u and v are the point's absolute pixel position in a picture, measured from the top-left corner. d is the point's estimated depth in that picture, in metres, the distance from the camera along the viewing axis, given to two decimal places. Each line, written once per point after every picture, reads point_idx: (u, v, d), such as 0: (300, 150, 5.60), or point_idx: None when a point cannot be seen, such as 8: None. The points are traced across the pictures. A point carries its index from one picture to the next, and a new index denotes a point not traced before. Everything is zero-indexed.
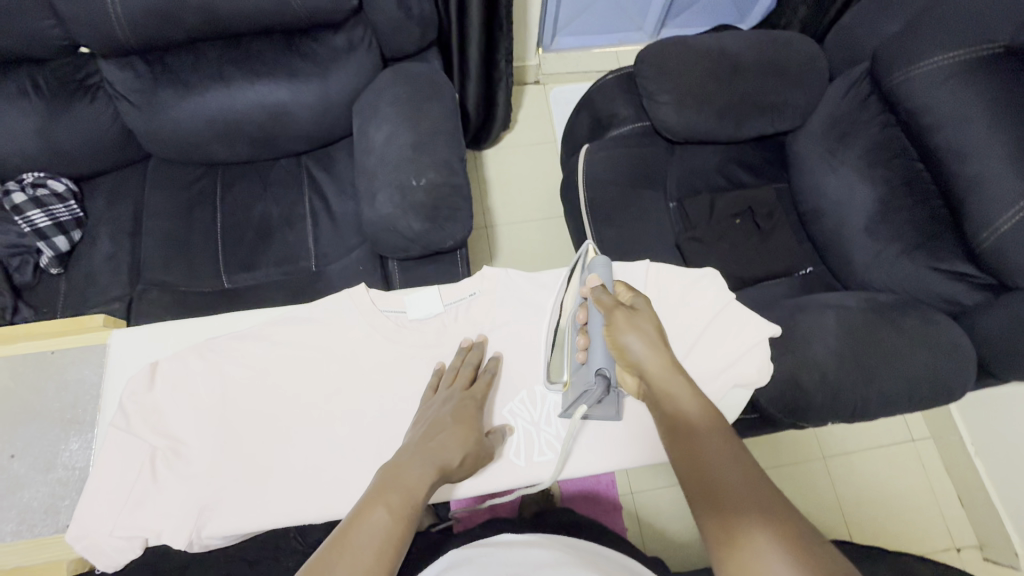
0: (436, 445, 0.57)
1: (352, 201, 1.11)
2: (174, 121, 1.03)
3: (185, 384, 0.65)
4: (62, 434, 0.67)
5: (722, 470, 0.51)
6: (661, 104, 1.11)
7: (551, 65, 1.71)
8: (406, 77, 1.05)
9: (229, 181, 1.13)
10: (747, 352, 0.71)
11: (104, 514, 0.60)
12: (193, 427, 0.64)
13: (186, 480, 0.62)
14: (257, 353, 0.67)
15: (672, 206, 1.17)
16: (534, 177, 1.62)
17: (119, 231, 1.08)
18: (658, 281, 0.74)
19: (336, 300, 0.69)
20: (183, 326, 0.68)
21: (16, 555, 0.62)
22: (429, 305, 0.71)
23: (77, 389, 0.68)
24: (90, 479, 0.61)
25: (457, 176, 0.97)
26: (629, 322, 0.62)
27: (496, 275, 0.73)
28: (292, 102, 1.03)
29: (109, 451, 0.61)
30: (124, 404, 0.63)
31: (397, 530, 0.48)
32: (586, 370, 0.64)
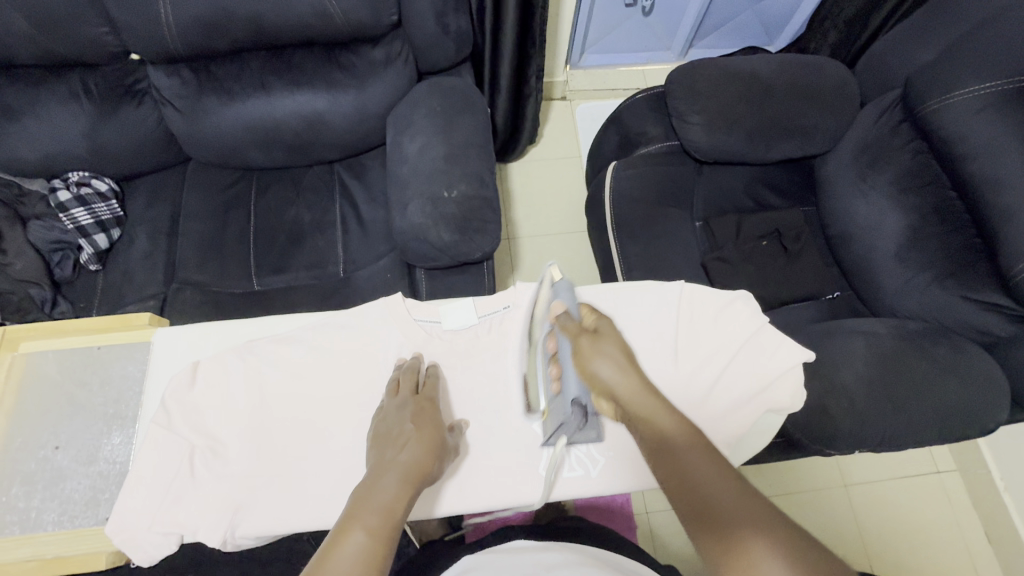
0: (401, 456, 0.57)
1: (381, 210, 1.13)
2: (216, 127, 1.06)
3: (224, 384, 0.66)
4: (104, 429, 0.69)
5: (705, 484, 0.51)
6: (690, 123, 1.12)
7: (578, 82, 1.73)
8: (441, 91, 1.07)
9: (263, 187, 1.16)
10: (780, 376, 0.70)
11: (143, 509, 0.61)
12: (230, 427, 0.65)
13: (222, 479, 0.63)
14: (293, 357, 0.68)
15: (698, 225, 1.17)
16: (558, 192, 1.63)
17: (157, 231, 1.12)
18: (690, 301, 0.74)
19: (373, 308, 0.70)
20: (224, 328, 0.70)
21: (57, 545, 0.64)
22: (463, 316, 0.72)
23: (120, 384, 0.70)
24: (130, 474, 0.62)
25: (487, 189, 0.98)
26: (592, 349, 0.60)
27: (529, 289, 0.73)
28: (328, 111, 1.06)
29: (150, 447, 0.63)
30: (166, 401, 0.65)
31: (376, 550, 0.49)
32: (561, 401, 0.63)
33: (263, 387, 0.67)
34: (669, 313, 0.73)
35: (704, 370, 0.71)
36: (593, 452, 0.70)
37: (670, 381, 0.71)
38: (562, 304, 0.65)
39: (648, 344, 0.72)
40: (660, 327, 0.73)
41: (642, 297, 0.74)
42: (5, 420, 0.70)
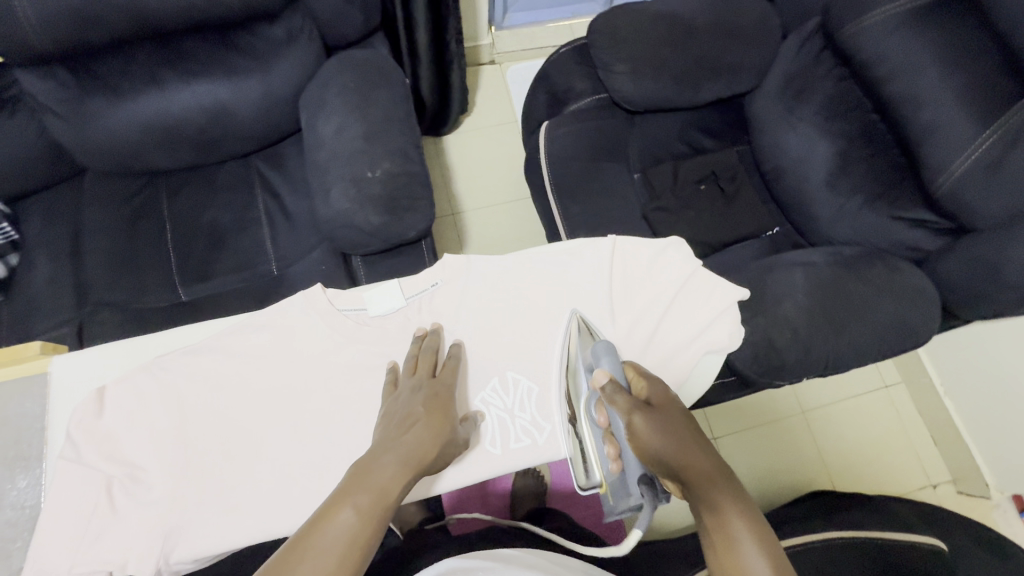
0: (406, 437, 0.54)
1: (306, 199, 1.06)
2: (108, 131, 0.97)
3: (135, 408, 0.62)
4: (5, 474, 0.63)
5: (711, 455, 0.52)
6: (616, 74, 1.09)
7: (505, 44, 1.67)
8: (352, 66, 1.00)
9: (175, 190, 1.08)
10: (717, 319, 0.71)
11: (62, 550, 0.57)
12: (149, 450, 0.61)
13: (147, 506, 0.59)
14: (209, 367, 0.64)
15: (636, 176, 1.16)
16: (497, 161, 1.59)
17: (61, 251, 1.03)
18: (623, 253, 0.72)
19: (289, 302, 0.66)
20: (126, 346, 0.65)
21: None
22: (390, 300, 0.67)
23: (17, 424, 0.63)
24: (43, 516, 0.58)
25: (413, 164, 0.94)
26: (644, 427, 0.54)
27: (457, 262, 0.70)
28: (232, 100, 0.98)
29: (61, 485, 0.58)
30: (72, 433, 0.60)
31: (365, 530, 0.47)
32: (624, 480, 0.58)
33: (183, 402, 0.63)
34: (603, 268, 0.71)
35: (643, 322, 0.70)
36: (537, 420, 0.69)
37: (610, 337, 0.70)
38: (606, 371, 0.60)
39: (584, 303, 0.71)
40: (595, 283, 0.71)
41: (574, 255, 0.72)
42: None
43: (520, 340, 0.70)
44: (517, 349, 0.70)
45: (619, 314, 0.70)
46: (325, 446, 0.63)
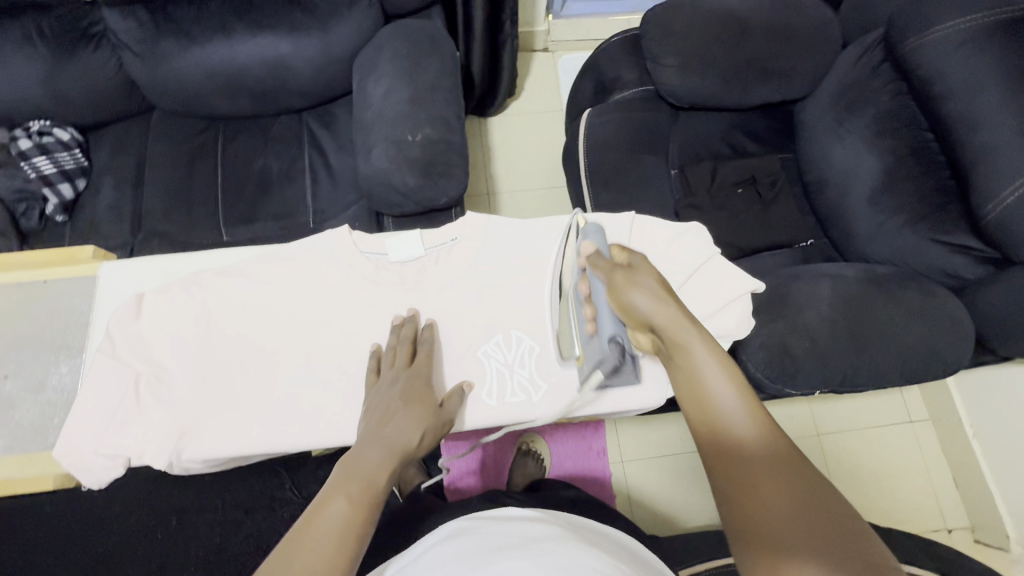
0: (388, 429, 0.58)
1: (350, 158, 1.11)
2: (176, 73, 1.03)
3: (167, 315, 0.67)
4: (52, 358, 0.72)
5: (753, 453, 0.50)
6: (665, 67, 1.08)
7: (560, 32, 1.68)
8: (407, 34, 1.04)
9: (230, 136, 1.14)
10: (727, 306, 0.71)
11: (91, 432, 0.63)
12: (176, 355, 0.66)
13: (167, 405, 0.64)
14: (238, 288, 0.68)
15: (673, 172, 1.15)
16: (539, 146, 1.60)
17: (122, 181, 1.10)
18: (641, 231, 0.74)
19: (318, 239, 0.70)
20: (168, 260, 0.71)
21: (9, 468, 0.67)
22: (410, 249, 0.71)
23: (67, 317, 0.72)
24: (78, 399, 0.64)
25: (453, 133, 0.97)
26: (631, 278, 0.59)
27: (478, 221, 0.73)
28: (291, 55, 1.03)
29: (96, 374, 0.64)
30: (111, 330, 0.66)
31: (354, 515, 0.51)
32: (598, 341, 0.62)
33: (208, 317, 0.67)
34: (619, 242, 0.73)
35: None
36: (536, 378, 0.71)
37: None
38: (591, 243, 0.65)
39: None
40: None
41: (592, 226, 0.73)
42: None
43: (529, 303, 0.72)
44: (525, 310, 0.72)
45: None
46: (333, 374, 0.67)
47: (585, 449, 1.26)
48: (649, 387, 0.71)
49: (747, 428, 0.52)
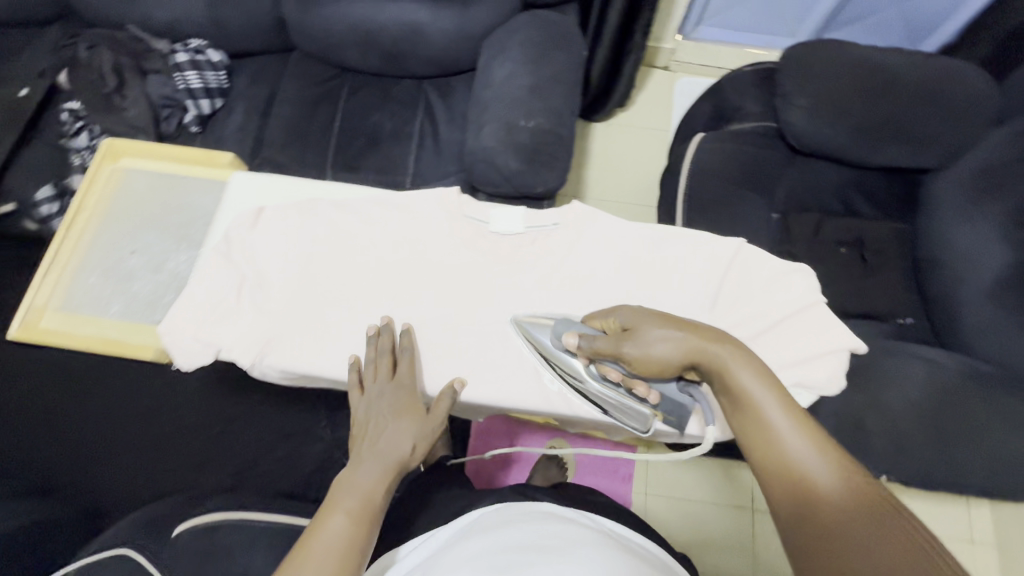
0: (382, 440, 0.61)
1: (458, 131, 1.15)
2: (323, 20, 1.10)
3: (280, 231, 0.72)
4: (173, 246, 0.82)
5: (796, 454, 0.49)
6: (794, 106, 1.04)
7: (685, 54, 1.66)
8: (541, 24, 1.06)
9: (354, 88, 1.21)
10: (819, 356, 0.67)
11: (191, 319, 0.68)
12: (277, 269, 0.71)
13: (261, 312, 0.69)
14: (347, 223, 0.73)
15: (774, 217, 1.10)
16: (635, 162, 1.59)
17: (253, 108, 1.19)
18: (745, 259, 0.71)
19: (429, 196, 0.74)
20: (292, 183, 0.76)
21: (115, 329, 0.78)
22: (511, 223, 0.73)
23: (194, 212, 0.83)
24: (188, 286, 0.70)
25: (564, 127, 0.98)
26: (641, 343, 0.58)
27: (582, 212, 0.73)
28: (429, 23, 1.07)
29: (210, 268, 0.70)
30: (230, 232, 0.72)
31: (354, 531, 0.53)
32: (669, 392, 0.63)
33: (315, 241, 0.72)
34: (718, 265, 0.71)
35: (740, 330, 0.68)
36: None
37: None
38: (573, 331, 0.64)
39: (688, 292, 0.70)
40: (705, 277, 0.70)
41: (693, 243, 0.72)
42: (95, 217, 0.84)
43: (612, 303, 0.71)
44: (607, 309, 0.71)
45: (719, 313, 0.69)
46: (414, 321, 0.70)
47: (612, 471, 1.25)
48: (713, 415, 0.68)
49: (790, 425, 0.51)
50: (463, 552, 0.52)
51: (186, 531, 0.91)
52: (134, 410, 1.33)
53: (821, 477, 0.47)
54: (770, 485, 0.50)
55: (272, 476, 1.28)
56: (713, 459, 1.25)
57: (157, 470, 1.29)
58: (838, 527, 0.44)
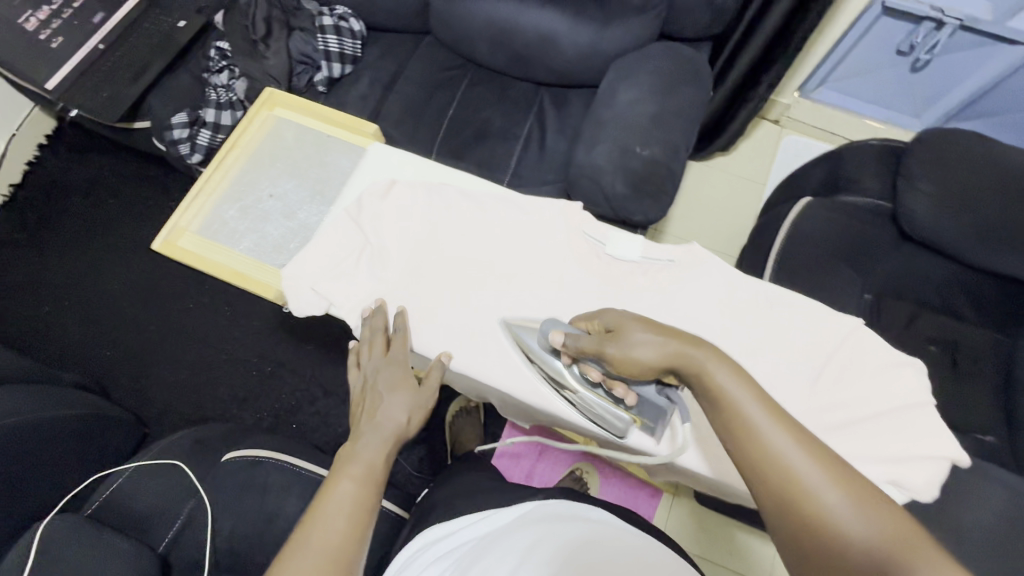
0: (384, 417, 0.67)
1: (566, 143, 1.17)
2: (465, 11, 1.14)
3: (407, 207, 0.75)
4: (308, 199, 0.85)
5: (781, 451, 0.49)
6: (916, 190, 0.99)
7: (800, 111, 1.64)
8: (674, 57, 1.07)
9: (475, 81, 1.24)
10: (919, 461, 0.59)
11: (312, 269, 0.73)
12: (397, 242, 0.74)
13: (375, 280, 0.73)
14: (471, 214, 0.76)
15: (866, 297, 1.05)
16: (722, 209, 1.58)
17: (377, 81, 1.25)
18: (859, 343, 0.65)
19: (556, 207, 0.75)
20: (426, 164, 0.80)
21: (244, 264, 0.81)
22: (627, 250, 0.72)
23: (333, 170, 0.86)
24: (315, 239, 0.74)
25: (677, 162, 0.98)
26: (624, 345, 0.58)
27: (701, 255, 0.70)
28: (564, 35, 1.09)
29: (338, 226, 0.75)
30: (362, 197, 0.75)
31: (360, 494, 0.60)
32: (648, 395, 0.64)
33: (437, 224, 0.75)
34: (828, 342, 0.65)
35: (841, 416, 0.61)
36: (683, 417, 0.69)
37: (799, 407, 0.63)
38: (559, 331, 0.63)
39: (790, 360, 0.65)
40: (812, 350, 0.65)
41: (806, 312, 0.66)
42: (242, 155, 0.88)
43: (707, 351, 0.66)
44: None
45: (820, 392, 0.63)
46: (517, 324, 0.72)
47: (632, 499, 1.28)
48: (716, 458, 0.67)
49: (769, 420, 0.51)
50: (506, 542, 0.65)
51: (232, 460, 0.94)
52: (201, 333, 1.41)
53: (810, 471, 0.48)
54: (760, 484, 0.50)
55: (309, 428, 1.33)
56: (732, 522, 1.26)
57: (209, 394, 1.36)
58: (837, 519, 0.46)
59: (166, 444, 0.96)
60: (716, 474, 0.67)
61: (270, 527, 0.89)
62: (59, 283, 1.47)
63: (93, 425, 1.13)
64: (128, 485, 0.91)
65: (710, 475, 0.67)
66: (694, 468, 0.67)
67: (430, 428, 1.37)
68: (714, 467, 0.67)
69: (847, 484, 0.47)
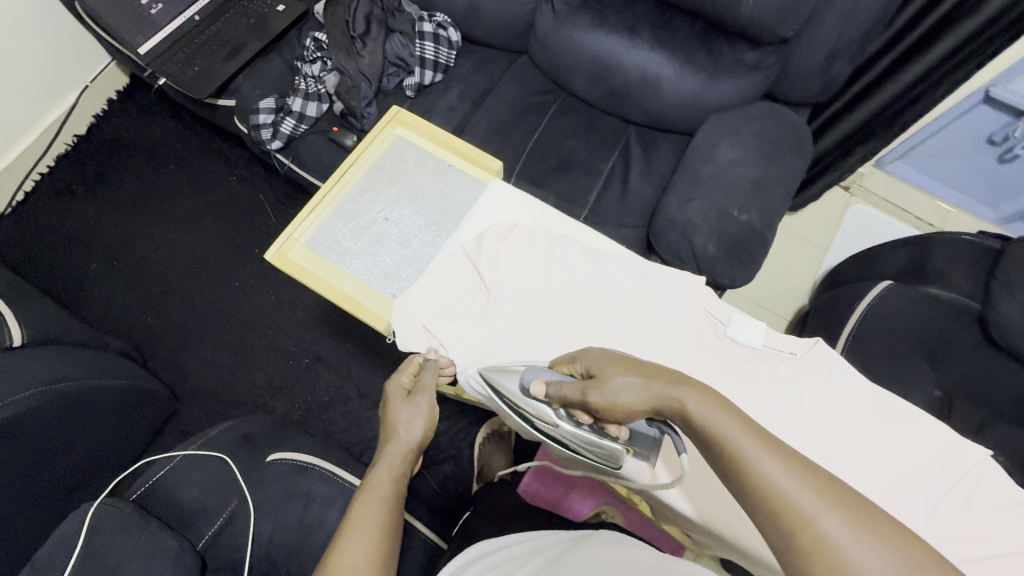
0: (400, 436, 0.69)
1: (649, 188, 1.15)
2: (570, 40, 1.12)
3: (524, 253, 0.79)
4: (426, 229, 0.85)
5: (770, 473, 0.44)
6: (1013, 299, 0.95)
7: (870, 181, 1.62)
8: (780, 120, 1.05)
9: (564, 109, 1.22)
10: None
11: (424, 308, 0.77)
12: (510, 289, 0.77)
13: (485, 323, 0.76)
14: (588, 270, 0.78)
15: (936, 394, 1.01)
16: (781, 270, 1.55)
17: (466, 95, 1.23)
18: (983, 474, 0.64)
19: (679, 280, 0.77)
20: (548, 214, 0.83)
21: (356, 289, 0.81)
22: (750, 335, 0.73)
23: (452, 200, 0.87)
24: (430, 273, 0.79)
25: (771, 230, 0.96)
26: (605, 392, 0.55)
27: (829, 353, 0.71)
28: (668, 80, 1.08)
29: (456, 265, 0.79)
30: (483, 238, 0.79)
31: (384, 518, 0.61)
32: (638, 429, 0.65)
33: (551, 277, 0.78)
34: (949, 467, 0.65)
35: (970, 550, 0.59)
36: None
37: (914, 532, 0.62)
38: (540, 383, 0.61)
39: (907, 478, 0.65)
40: (931, 473, 0.65)
41: (933, 432, 0.66)
42: (362, 170, 0.89)
43: (821, 450, 0.66)
44: (817, 456, 0.66)
45: (940, 520, 0.62)
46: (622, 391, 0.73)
47: (663, 537, 1.17)
48: (704, 502, 0.71)
49: (758, 444, 0.46)
50: (563, 561, 0.60)
51: (276, 462, 0.92)
52: (244, 316, 1.40)
53: (808, 498, 0.42)
54: (758, 517, 0.45)
55: (338, 429, 1.30)
56: None
57: (243, 379, 1.34)
58: (850, 555, 0.40)
59: (213, 433, 0.94)
60: (701, 517, 0.70)
61: (308, 538, 0.86)
62: (110, 242, 1.46)
63: (136, 397, 1.11)
64: (169, 480, 0.89)
65: (695, 517, 0.71)
66: (678, 506, 0.71)
67: (459, 448, 1.34)
68: (699, 509, 0.70)
69: (855, 512, 0.42)
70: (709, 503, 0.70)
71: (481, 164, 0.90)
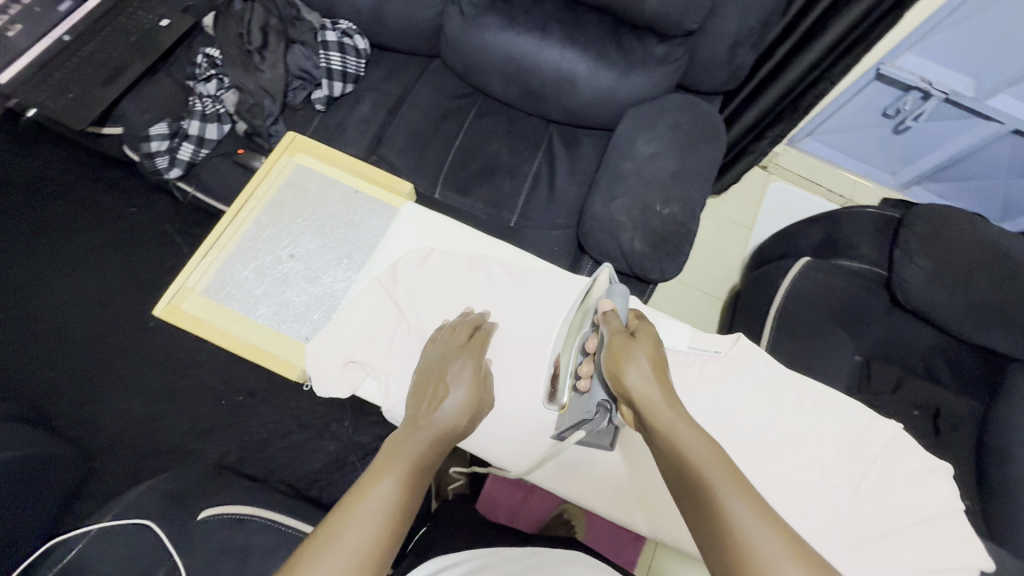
0: (443, 408, 0.60)
1: (576, 186, 1.14)
2: (482, 42, 1.09)
3: (442, 277, 0.78)
4: (334, 262, 0.81)
5: (731, 504, 0.47)
6: (912, 264, 1.01)
7: (786, 160, 1.71)
8: (692, 111, 1.07)
9: (483, 112, 1.20)
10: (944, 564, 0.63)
11: (340, 348, 0.73)
12: (429, 319, 0.76)
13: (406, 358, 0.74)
14: (508, 289, 0.77)
15: (856, 359, 1.07)
16: (712, 252, 1.60)
17: (380, 104, 1.18)
18: (897, 448, 0.68)
19: None
20: (462, 234, 0.81)
21: (261, 338, 0.76)
22: (676, 339, 0.73)
23: (363, 228, 0.83)
24: (342, 312, 0.75)
25: (693, 220, 0.97)
26: (625, 352, 0.61)
27: (750, 349, 0.73)
28: (583, 78, 1.07)
29: (370, 299, 0.76)
30: (397, 268, 0.77)
31: (403, 495, 0.51)
32: (586, 397, 0.67)
33: (471, 299, 0.77)
34: (868, 444, 0.69)
35: (877, 527, 0.66)
36: None
37: (841, 512, 0.66)
38: (611, 303, 0.69)
39: (832, 461, 0.68)
40: (852, 453, 0.69)
41: (852, 413, 0.70)
42: (259, 205, 0.83)
43: (753, 446, 0.69)
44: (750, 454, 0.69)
45: (862, 499, 0.66)
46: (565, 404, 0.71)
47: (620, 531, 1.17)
48: (651, 514, 0.70)
49: (732, 484, 0.48)
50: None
51: (206, 520, 0.84)
52: (163, 356, 1.29)
53: (762, 534, 0.44)
54: (704, 538, 0.48)
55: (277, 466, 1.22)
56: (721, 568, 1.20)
57: (169, 426, 1.23)
58: None
59: (135, 496, 0.86)
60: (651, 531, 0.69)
61: None
62: None
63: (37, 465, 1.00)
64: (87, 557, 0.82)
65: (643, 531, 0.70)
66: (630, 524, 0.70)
67: None
68: (650, 523, 0.69)
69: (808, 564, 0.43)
70: (657, 519, 0.69)
71: (391, 188, 0.89)
